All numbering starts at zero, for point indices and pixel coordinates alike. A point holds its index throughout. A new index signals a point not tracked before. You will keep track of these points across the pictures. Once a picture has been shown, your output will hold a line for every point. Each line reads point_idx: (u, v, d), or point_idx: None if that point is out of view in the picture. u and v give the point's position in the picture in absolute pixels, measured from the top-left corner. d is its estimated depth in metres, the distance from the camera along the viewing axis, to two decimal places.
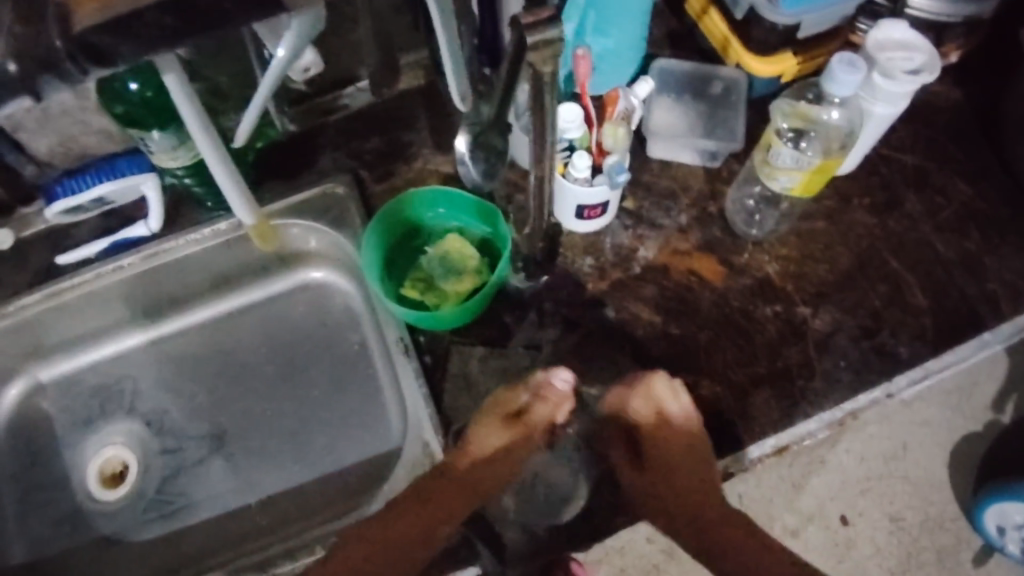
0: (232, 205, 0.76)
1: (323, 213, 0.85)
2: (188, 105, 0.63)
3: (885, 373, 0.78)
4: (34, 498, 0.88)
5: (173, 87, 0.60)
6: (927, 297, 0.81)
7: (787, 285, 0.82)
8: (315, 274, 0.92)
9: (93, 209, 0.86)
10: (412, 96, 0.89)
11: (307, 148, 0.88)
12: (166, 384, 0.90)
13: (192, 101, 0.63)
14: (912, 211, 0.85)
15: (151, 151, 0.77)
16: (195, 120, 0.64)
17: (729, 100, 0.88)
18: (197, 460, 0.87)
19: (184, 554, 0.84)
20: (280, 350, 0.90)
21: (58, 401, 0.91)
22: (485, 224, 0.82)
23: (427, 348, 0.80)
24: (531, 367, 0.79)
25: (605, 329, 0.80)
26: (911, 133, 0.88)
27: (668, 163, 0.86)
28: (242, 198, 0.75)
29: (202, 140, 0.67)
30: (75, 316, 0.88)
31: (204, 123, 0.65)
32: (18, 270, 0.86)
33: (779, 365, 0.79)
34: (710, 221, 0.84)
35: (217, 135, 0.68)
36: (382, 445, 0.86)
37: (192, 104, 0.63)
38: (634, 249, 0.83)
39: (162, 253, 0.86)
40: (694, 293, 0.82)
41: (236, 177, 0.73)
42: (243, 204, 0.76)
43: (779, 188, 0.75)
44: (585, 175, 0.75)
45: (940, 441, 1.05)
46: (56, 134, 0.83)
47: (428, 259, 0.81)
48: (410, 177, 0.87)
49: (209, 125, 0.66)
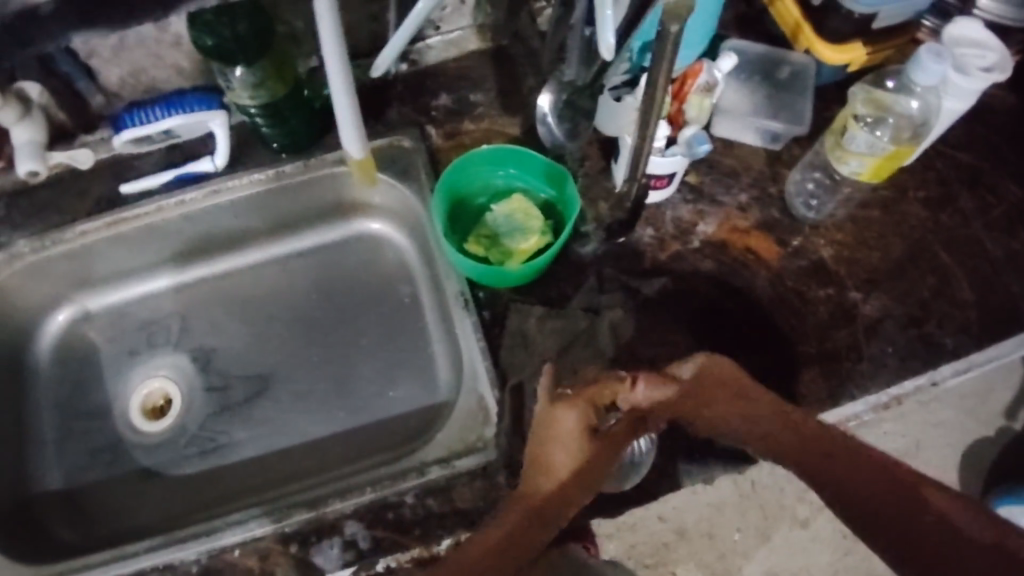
0: (345, 137, 0.76)
1: (390, 164, 0.86)
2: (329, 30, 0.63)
3: (930, 362, 0.79)
4: (74, 426, 0.87)
5: (321, 6, 0.60)
6: (973, 293, 0.82)
7: (841, 269, 0.83)
8: (371, 226, 0.92)
9: (159, 141, 0.86)
10: (484, 58, 0.90)
11: (376, 100, 0.88)
12: (215, 324, 0.91)
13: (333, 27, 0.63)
14: (964, 208, 0.87)
15: (229, 86, 0.79)
16: (334, 44, 0.64)
17: (797, 84, 0.89)
18: (242, 399, 0.88)
19: (223, 491, 0.84)
20: (331, 297, 0.91)
21: (105, 331, 0.91)
22: (551, 187, 0.83)
23: (486, 304, 0.82)
24: (589, 330, 0.79)
25: (661, 297, 0.81)
26: (968, 133, 0.90)
27: (731, 143, 0.88)
28: (356, 130, 0.75)
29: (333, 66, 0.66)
30: (130, 248, 0.88)
31: (340, 50, 0.65)
32: (78, 197, 0.86)
33: (828, 347, 0.79)
34: (769, 202, 0.86)
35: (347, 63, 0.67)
36: (430, 398, 0.85)
37: (336, 31, 0.62)
38: (694, 223, 0.85)
39: (224, 190, 0.85)
40: (750, 270, 0.83)
41: (355, 107, 0.72)
42: (353, 136, 0.76)
43: (849, 172, 0.79)
44: (661, 145, 0.77)
45: (952, 441, 1.26)
46: (128, 64, 0.82)
47: (493, 216, 0.82)
48: (477, 136, 0.87)
49: (344, 52, 0.65)
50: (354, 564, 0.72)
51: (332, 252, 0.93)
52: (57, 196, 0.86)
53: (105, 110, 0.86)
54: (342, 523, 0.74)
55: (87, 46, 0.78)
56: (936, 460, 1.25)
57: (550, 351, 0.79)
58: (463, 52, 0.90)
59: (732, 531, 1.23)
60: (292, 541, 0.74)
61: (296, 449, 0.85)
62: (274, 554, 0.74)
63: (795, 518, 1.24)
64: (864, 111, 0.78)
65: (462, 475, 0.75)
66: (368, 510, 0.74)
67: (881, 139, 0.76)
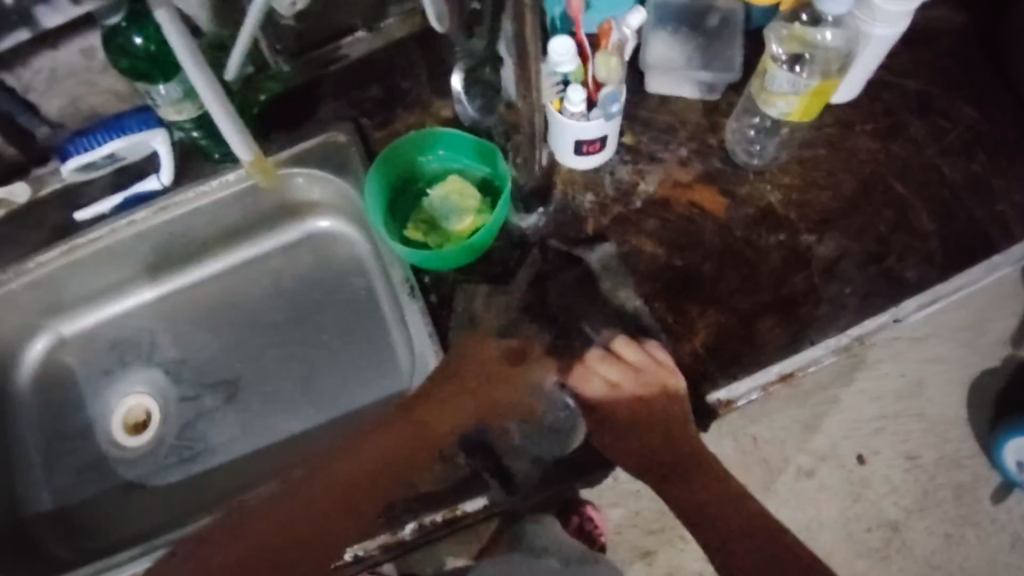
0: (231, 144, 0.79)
1: (326, 160, 0.86)
2: (185, 47, 0.67)
3: (892, 297, 0.77)
4: (59, 447, 0.91)
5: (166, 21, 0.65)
6: (934, 222, 0.80)
7: (791, 213, 0.82)
8: (322, 224, 0.93)
9: (105, 165, 0.88)
10: (411, 43, 0.89)
11: (307, 98, 0.88)
12: (185, 336, 0.93)
13: (187, 41, 0.67)
14: (917, 135, 0.84)
15: (156, 103, 0.80)
16: (191, 60, 0.68)
17: (725, 31, 0.88)
18: (214, 406, 0.90)
19: (204, 497, 0.86)
20: (293, 299, 0.92)
21: (81, 354, 0.94)
22: (485, 164, 0.84)
23: (432, 287, 0.82)
24: (537, 303, 0.80)
25: (608, 261, 0.80)
26: (913, 58, 0.87)
27: (666, 98, 0.87)
28: (239, 131, 0.77)
29: (197, 75, 0.70)
30: (95, 272, 0.91)
31: (193, 52, 0.68)
32: (35, 229, 0.88)
33: (784, 293, 0.78)
34: (710, 153, 0.84)
35: (209, 70, 0.71)
36: (393, 386, 0.87)
37: (186, 42, 0.67)
38: (634, 183, 0.83)
39: (172, 206, 0.87)
40: (696, 224, 0.82)
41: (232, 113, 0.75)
42: (240, 139, 0.78)
43: (777, 114, 0.77)
44: (581, 109, 0.75)
45: (956, 378, 1.21)
46: (64, 95, 0.84)
47: (430, 201, 0.83)
48: (411, 123, 0.86)
49: (202, 58, 0.69)
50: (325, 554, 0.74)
51: (290, 254, 0.94)
52: (16, 230, 0.88)
53: (52, 142, 0.89)
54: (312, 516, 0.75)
55: (21, 82, 0.80)
56: (940, 399, 1.20)
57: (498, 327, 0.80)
58: (391, 40, 0.89)
59: None
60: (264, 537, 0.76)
61: (269, 449, 0.87)
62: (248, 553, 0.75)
63: (799, 471, 1.19)
64: (783, 49, 0.76)
65: None
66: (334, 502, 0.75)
67: (804, 76, 0.74)
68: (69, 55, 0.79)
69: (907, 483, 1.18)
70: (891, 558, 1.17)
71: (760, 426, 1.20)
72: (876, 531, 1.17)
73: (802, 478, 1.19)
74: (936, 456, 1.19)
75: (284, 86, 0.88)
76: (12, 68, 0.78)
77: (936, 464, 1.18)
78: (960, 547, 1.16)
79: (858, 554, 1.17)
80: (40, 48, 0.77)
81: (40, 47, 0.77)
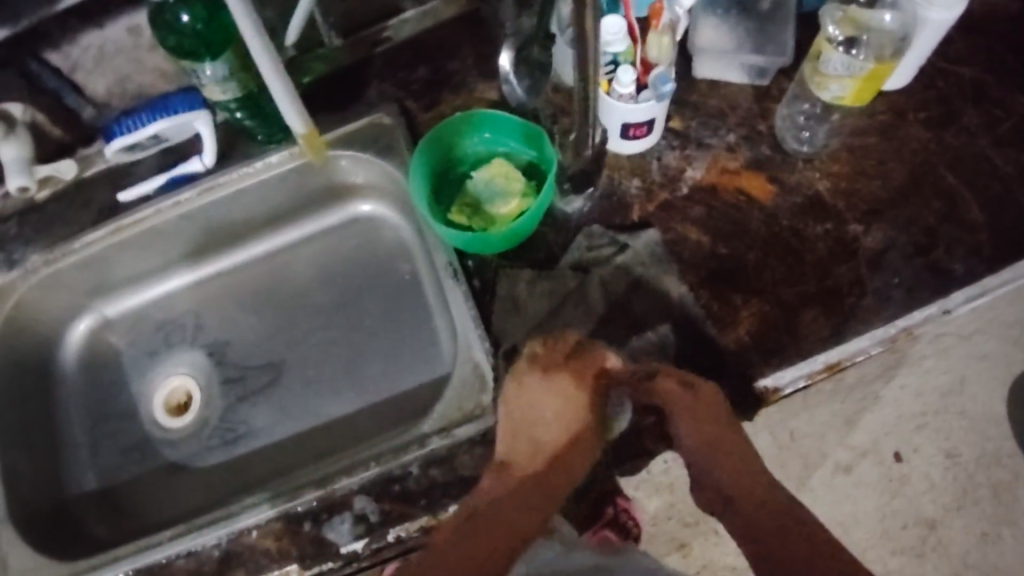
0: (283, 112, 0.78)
1: (371, 142, 0.86)
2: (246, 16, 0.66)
3: (939, 290, 0.75)
4: (103, 428, 0.92)
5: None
6: (984, 214, 0.78)
7: (839, 202, 0.80)
8: (364, 208, 0.93)
9: (150, 146, 0.89)
10: (458, 25, 0.89)
11: (352, 80, 0.88)
12: (228, 318, 0.94)
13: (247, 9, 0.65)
14: (970, 125, 0.82)
15: (201, 83, 0.80)
16: (252, 30, 0.67)
17: (777, 16, 0.87)
18: (257, 388, 0.90)
19: (245, 479, 0.87)
20: (335, 283, 0.93)
21: (125, 335, 0.95)
22: (530, 148, 0.83)
23: (475, 272, 0.82)
24: (580, 289, 0.79)
25: (653, 248, 0.79)
26: (968, 45, 0.85)
27: (715, 83, 0.86)
28: (293, 103, 0.77)
29: (255, 46, 0.69)
30: (139, 253, 0.91)
31: (257, 27, 0.67)
32: (82, 209, 0.89)
33: (829, 284, 0.77)
34: (759, 139, 0.83)
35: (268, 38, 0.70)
36: (435, 370, 0.87)
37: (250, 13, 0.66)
38: (681, 169, 0.83)
39: (218, 187, 0.87)
40: (743, 213, 0.81)
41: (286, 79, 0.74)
42: (293, 112, 0.78)
43: (830, 97, 0.76)
44: (630, 91, 0.75)
45: (998, 375, 1.19)
46: (112, 74, 0.84)
47: (474, 184, 0.83)
48: (456, 106, 0.86)
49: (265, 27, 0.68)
50: (365, 536, 0.73)
51: (332, 238, 0.94)
52: (64, 209, 0.89)
53: (98, 122, 0.89)
54: (352, 499, 0.75)
55: (68, 60, 0.81)
56: (982, 396, 1.18)
57: (541, 312, 0.79)
58: (437, 22, 0.89)
59: None
60: (304, 519, 0.75)
61: (311, 432, 0.87)
62: (287, 534, 0.75)
63: (836, 466, 1.18)
64: (840, 31, 0.76)
65: (463, 443, 0.75)
66: (374, 484, 0.75)
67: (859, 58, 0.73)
68: (116, 34, 0.80)
69: (946, 482, 1.17)
70: (927, 556, 1.16)
71: (797, 420, 1.19)
72: (912, 528, 1.16)
73: (839, 474, 1.18)
74: (977, 454, 1.17)
75: (328, 68, 0.88)
76: (60, 45, 0.78)
77: (976, 463, 1.17)
78: (998, 547, 1.15)
79: (894, 551, 1.16)
80: (89, 26, 0.77)
81: (87, 25, 0.78)
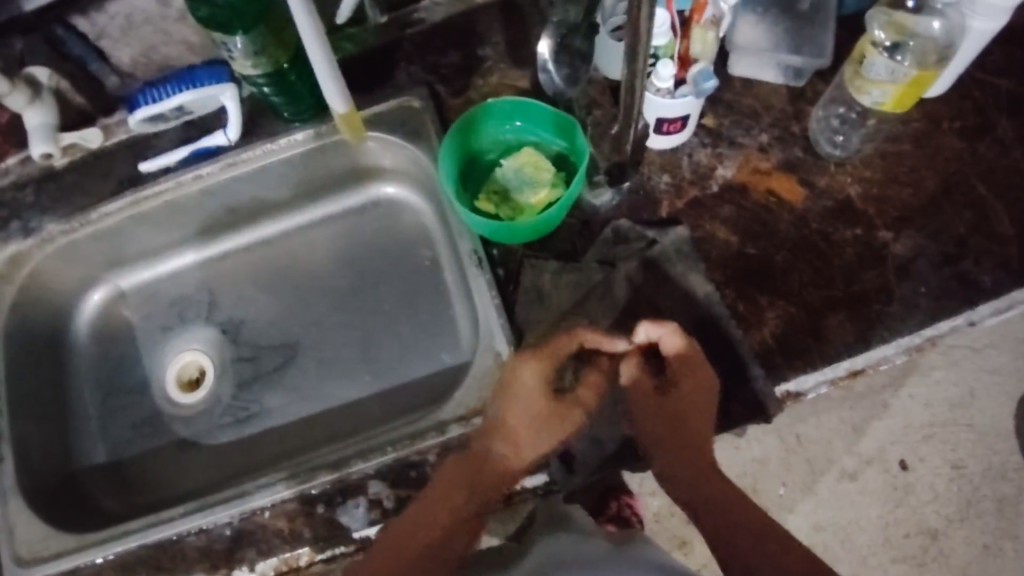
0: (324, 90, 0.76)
1: (399, 125, 0.85)
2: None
3: (967, 300, 0.75)
4: (115, 402, 0.91)
5: None
6: (1014, 226, 0.78)
7: (869, 207, 0.80)
8: (386, 190, 0.92)
9: (173, 118, 0.87)
10: (493, 10, 0.88)
11: (382, 61, 0.87)
12: (244, 296, 0.93)
13: None
14: (1004, 137, 0.82)
15: (231, 56, 0.78)
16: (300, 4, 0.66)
17: (817, 16, 0.85)
18: (272, 368, 0.89)
19: (254, 459, 0.86)
20: (352, 265, 0.92)
21: (139, 308, 0.94)
22: (561, 138, 0.82)
23: (500, 261, 0.81)
24: (605, 283, 0.78)
25: (681, 244, 0.78)
26: (1006, 56, 0.84)
27: (750, 81, 0.85)
28: (334, 81, 0.75)
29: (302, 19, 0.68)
30: (157, 226, 0.90)
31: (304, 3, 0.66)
32: (101, 179, 0.88)
33: (856, 289, 0.76)
34: (791, 141, 0.83)
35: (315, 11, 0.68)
36: (452, 357, 0.86)
37: None
38: (712, 167, 0.82)
39: (240, 163, 0.86)
40: (773, 214, 0.80)
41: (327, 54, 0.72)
42: (332, 89, 0.76)
43: (871, 101, 0.76)
44: (667, 85, 0.74)
45: (1008, 390, 1.19)
46: (138, 43, 0.83)
47: (503, 172, 0.82)
48: (487, 92, 0.85)
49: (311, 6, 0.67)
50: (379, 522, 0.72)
51: (352, 219, 0.93)
52: (83, 178, 0.88)
53: (122, 91, 0.88)
54: (366, 483, 0.74)
55: (95, 28, 0.79)
56: (991, 410, 1.18)
57: (566, 303, 0.78)
58: (473, 7, 0.88)
59: (776, 485, 1.18)
60: (317, 501, 0.74)
61: (323, 416, 0.86)
62: (300, 515, 0.74)
63: (842, 473, 1.17)
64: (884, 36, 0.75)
65: None
66: (389, 469, 0.74)
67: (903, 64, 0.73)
68: (145, 3, 0.78)
69: (950, 493, 1.17)
70: (928, 565, 1.16)
71: (805, 425, 1.18)
72: (914, 537, 1.16)
73: (845, 480, 1.17)
74: (982, 466, 1.17)
75: (358, 49, 0.87)
76: (87, 12, 0.77)
77: (981, 475, 1.17)
78: (998, 559, 1.16)
79: (895, 559, 1.16)
80: None
81: None
